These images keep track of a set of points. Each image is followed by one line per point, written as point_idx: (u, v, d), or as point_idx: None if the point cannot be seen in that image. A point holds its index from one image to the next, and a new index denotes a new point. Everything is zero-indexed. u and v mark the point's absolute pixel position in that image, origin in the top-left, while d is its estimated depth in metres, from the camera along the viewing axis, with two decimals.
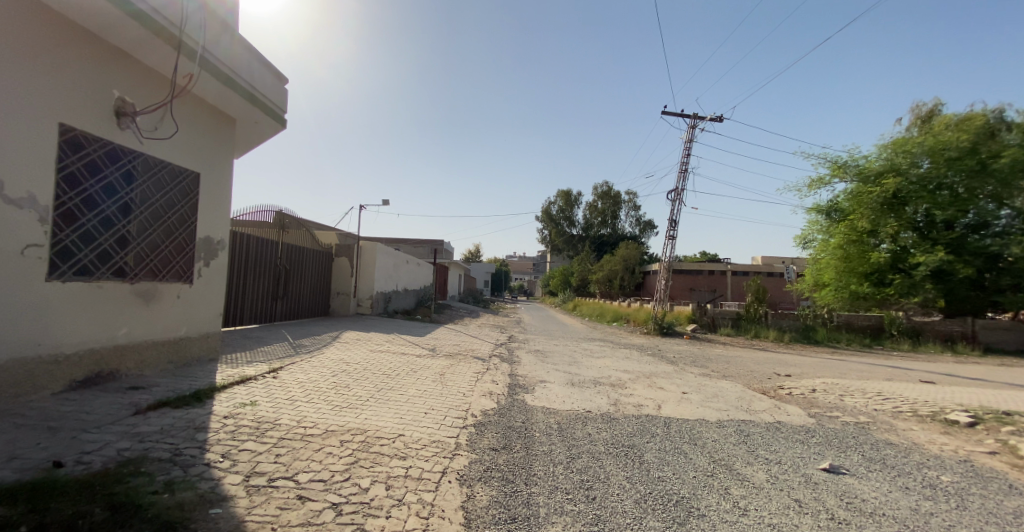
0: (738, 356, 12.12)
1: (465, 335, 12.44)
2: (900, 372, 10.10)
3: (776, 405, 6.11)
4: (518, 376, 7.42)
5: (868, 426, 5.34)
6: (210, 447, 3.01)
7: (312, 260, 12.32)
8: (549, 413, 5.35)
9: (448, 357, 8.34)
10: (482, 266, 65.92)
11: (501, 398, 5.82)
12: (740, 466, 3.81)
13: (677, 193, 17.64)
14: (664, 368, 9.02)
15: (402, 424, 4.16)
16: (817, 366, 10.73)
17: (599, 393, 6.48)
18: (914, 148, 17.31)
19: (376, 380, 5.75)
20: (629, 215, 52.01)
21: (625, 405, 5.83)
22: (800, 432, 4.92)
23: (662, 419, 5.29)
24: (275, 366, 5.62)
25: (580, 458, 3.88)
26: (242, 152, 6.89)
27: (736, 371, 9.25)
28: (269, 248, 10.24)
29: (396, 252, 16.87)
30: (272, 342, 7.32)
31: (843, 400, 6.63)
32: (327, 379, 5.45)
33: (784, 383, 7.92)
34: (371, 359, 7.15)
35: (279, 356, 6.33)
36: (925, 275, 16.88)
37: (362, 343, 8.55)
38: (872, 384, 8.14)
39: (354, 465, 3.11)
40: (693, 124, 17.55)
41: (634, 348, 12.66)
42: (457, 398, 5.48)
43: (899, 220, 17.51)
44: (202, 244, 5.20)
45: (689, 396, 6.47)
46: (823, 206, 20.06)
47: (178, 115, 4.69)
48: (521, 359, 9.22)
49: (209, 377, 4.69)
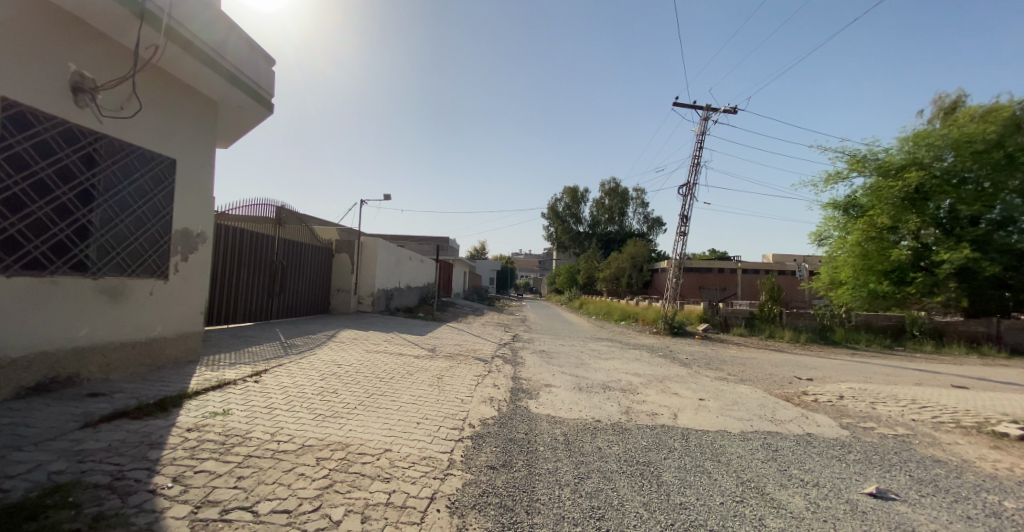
0: (754, 358, 11.56)
1: (468, 335, 12.01)
2: (928, 376, 9.51)
3: (804, 414, 5.59)
4: (522, 379, 6.96)
5: (908, 439, 4.81)
6: (161, 470, 2.61)
7: (310, 256, 11.95)
8: (555, 422, 4.89)
9: (448, 358, 7.90)
10: (488, 264, 65.61)
11: (503, 405, 5.38)
12: (773, 491, 3.34)
13: (688, 188, 17.04)
14: (677, 371, 8.53)
15: (391, 438, 3.73)
16: (838, 368, 10.16)
17: (609, 399, 6.01)
18: (937, 140, 16.55)
19: (368, 385, 5.34)
20: (637, 212, 51.27)
21: (637, 414, 5.35)
22: (835, 448, 4.40)
23: (680, 430, 4.81)
24: (259, 369, 5.21)
25: (590, 479, 3.41)
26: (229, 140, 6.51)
27: (754, 374, 8.72)
28: (264, 243, 9.89)
29: (398, 248, 16.50)
30: (262, 342, 6.94)
31: (875, 408, 6.09)
32: (314, 383, 5.04)
33: (807, 388, 7.38)
34: (365, 361, 6.73)
35: (267, 357, 5.93)
36: (949, 273, 16.08)
37: (358, 342, 8.15)
38: (901, 390, 7.57)
39: (327, 490, 2.68)
40: (705, 116, 16.91)
41: (644, 348, 12.18)
42: (454, 405, 5.05)
43: (921, 216, 16.75)
44: (180, 236, 4.82)
45: (707, 403, 5.97)
46: (840, 201, 19.41)
47: (147, 95, 4.30)
48: (526, 360, 8.78)
49: (183, 382, 4.30)
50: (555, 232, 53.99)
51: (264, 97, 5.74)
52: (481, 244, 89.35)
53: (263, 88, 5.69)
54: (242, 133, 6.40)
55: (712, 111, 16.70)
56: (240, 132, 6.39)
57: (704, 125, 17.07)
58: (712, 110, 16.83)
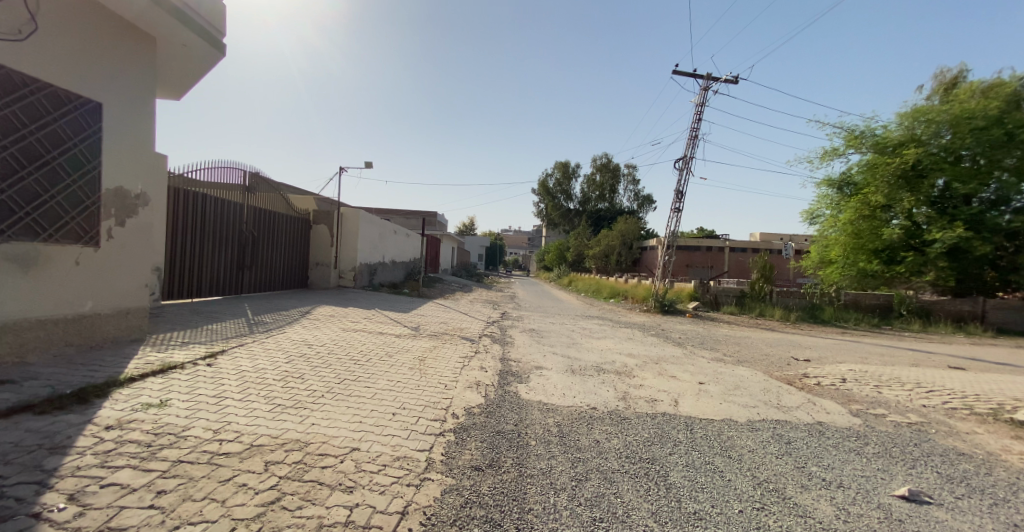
0: (747, 337, 11.32)
1: (455, 312, 11.51)
2: (921, 356, 9.37)
3: (810, 400, 5.25)
4: (511, 360, 6.51)
5: (923, 428, 4.50)
6: (55, 484, 2.03)
7: (284, 226, 11.16)
8: (548, 411, 4.45)
9: (432, 337, 7.42)
10: (477, 240, 65.03)
11: (490, 390, 4.91)
12: (795, 494, 2.95)
13: (685, 162, 16.45)
14: (672, 352, 8.19)
15: (359, 433, 3.22)
16: (833, 348, 9.98)
17: (604, 382, 5.61)
18: (937, 116, 16.20)
19: (339, 369, 4.81)
20: (628, 189, 50.65)
21: (636, 400, 4.94)
22: (850, 438, 4.05)
23: (682, 418, 4.42)
24: (214, 350, 4.62)
25: (589, 481, 2.98)
26: (175, 83, 5.79)
27: (750, 355, 8.42)
28: (232, 212, 9.13)
29: (382, 221, 15.75)
30: (225, 319, 6.31)
31: (881, 392, 5.79)
32: (277, 367, 4.48)
33: (808, 370, 7.09)
34: (340, 341, 6.18)
35: (228, 335, 5.35)
36: (939, 253, 15.98)
37: (335, 320, 7.57)
38: (902, 371, 7.34)
39: (271, 507, 2.14)
40: (705, 86, 16.17)
41: (636, 327, 11.86)
42: (436, 391, 4.57)
43: (915, 195, 16.49)
44: (114, 196, 4.16)
45: (707, 388, 5.59)
46: (834, 179, 19.09)
47: (54, 19, 3.57)
48: (515, 339, 8.33)
49: (119, 366, 3.71)
50: (545, 209, 53.30)
51: (214, 36, 5.03)
52: (470, 221, 88.40)
53: (212, 25, 4.97)
54: (193, 77, 5.69)
55: (712, 81, 15.97)
56: (191, 75, 5.69)
57: (704, 95, 16.33)
58: (712, 80, 16.10)
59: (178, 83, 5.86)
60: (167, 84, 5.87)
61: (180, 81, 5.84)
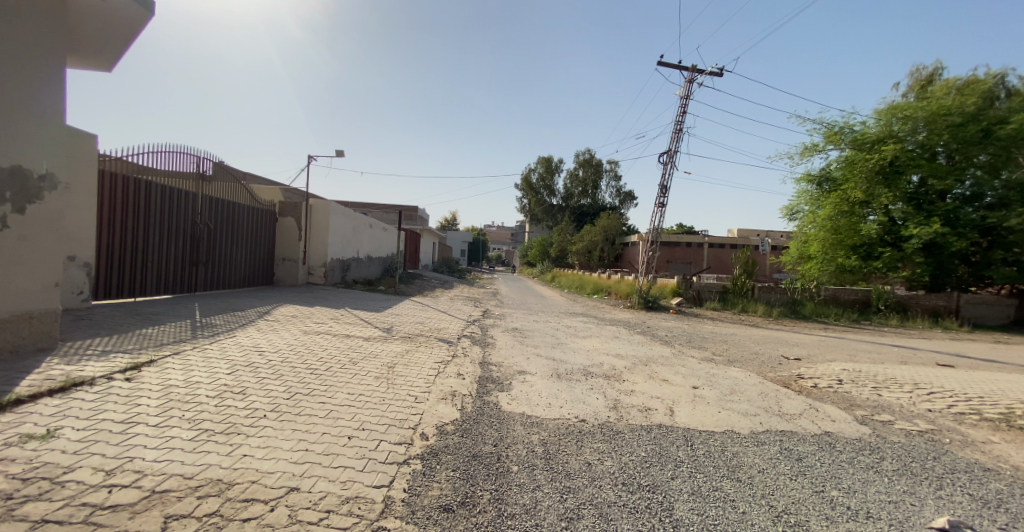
0: (734, 334, 11.05)
1: (433, 311, 10.89)
2: (908, 353, 9.23)
3: (812, 406, 4.89)
4: (492, 365, 5.98)
5: (935, 437, 4.18)
6: None
7: (245, 219, 10.33)
8: (532, 426, 3.93)
9: (406, 340, 6.81)
10: (458, 235, 64.03)
11: (466, 402, 4.37)
12: (823, 529, 2.51)
13: (669, 155, 16.17)
14: (660, 351, 7.80)
15: (302, 467, 2.63)
16: (821, 345, 9.78)
17: (593, 389, 5.12)
18: (914, 113, 16.38)
19: (293, 382, 4.17)
20: (610, 185, 50.52)
21: (628, 410, 4.47)
22: (864, 453, 3.68)
23: (680, 431, 3.96)
24: (140, 360, 3.94)
25: (582, 521, 2.47)
26: (98, 43, 5.18)
27: (740, 354, 8.10)
28: (184, 203, 8.31)
29: (356, 215, 14.94)
30: (167, 321, 5.58)
31: (882, 396, 5.47)
32: (215, 380, 3.83)
33: (802, 370, 6.78)
34: (299, 345, 5.53)
35: (163, 342, 4.64)
36: (916, 248, 16.15)
37: (298, 322, 6.88)
38: (896, 370, 7.11)
39: None
40: (691, 77, 15.91)
41: (622, 325, 11.49)
42: (403, 405, 4.00)
43: (892, 190, 16.59)
44: (9, 177, 3.60)
45: (702, 393, 5.19)
46: (814, 175, 19.16)
47: None
48: (496, 340, 7.80)
49: (6, 385, 3.02)
50: (527, 204, 52.84)
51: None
52: (451, 216, 87.24)
53: None
54: (126, 39, 5.11)
55: (698, 72, 15.73)
56: (118, 38, 5.08)
57: (689, 87, 16.07)
58: (698, 72, 15.85)
59: (105, 46, 5.26)
60: (94, 46, 5.26)
61: (106, 44, 5.23)
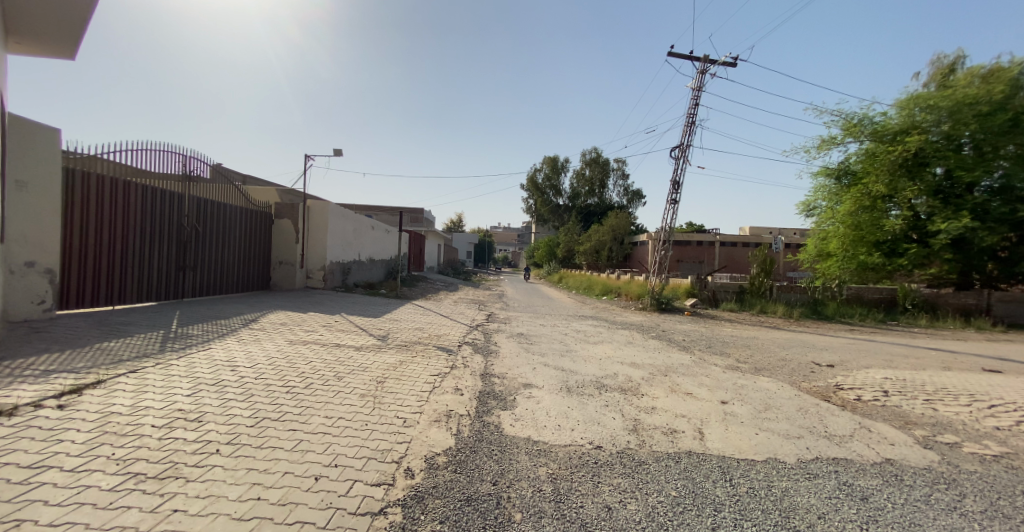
0: (755, 338, 10.31)
1: (435, 315, 10.34)
2: (949, 357, 8.42)
3: (862, 425, 4.22)
4: (494, 377, 5.40)
5: (1014, 464, 3.48)
6: None
7: (236, 222, 9.87)
8: (537, 456, 3.33)
9: (402, 349, 6.27)
10: (465, 238, 63.80)
11: (464, 425, 3.79)
12: None
13: (681, 150, 15.50)
14: (679, 359, 7.14)
15: (246, 526, 2.07)
16: (851, 349, 9.03)
17: (608, 406, 4.52)
18: (939, 102, 15.41)
19: (264, 405, 3.63)
20: (617, 184, 49.61)
21: (650, 433, 3.86)
22: (939, 487, 3.01)
23: (714, 461, 3.34)
24: (85, 383, 3.50)
25: None
26: (39, 11, 4.90)
27: (766, 360, 7.40)
28: (168, 205, 7.85)
29: (356, 216, 14.50)
30: (138, 334, 5.16)
31: (937, 410, 4.77)
32: (168, 406, 3.35)
33: (838, 380, 6.08)
34: (281, 357, 5.03)
35: (123, 359, 4.21)
36: (944, 244, 15.19)
37: (285, 330, 6.39)
38: (942, 378, 6.36)
39: None
40: (702, 68, 15.24)
41: (635, 328, 10.83)
42: (389, 431, 3.44)
43: (918, 184, 15.66)
44: None
45: (733, 410, 4.55)
46: (832, 169, 18.28)
47: None
48: (500, 348, 7.20)
49: None
50: (534, 204, 52.21)
51: None
52: (457, 217, 86.89)
53: None
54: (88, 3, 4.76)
55: (709, 63, 15.05)
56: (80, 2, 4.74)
57: (700, 79, 15.38)
58: (710, 62, 15.14)
59: (47, 15, 4.99)
60: (38, 17, 5.03)
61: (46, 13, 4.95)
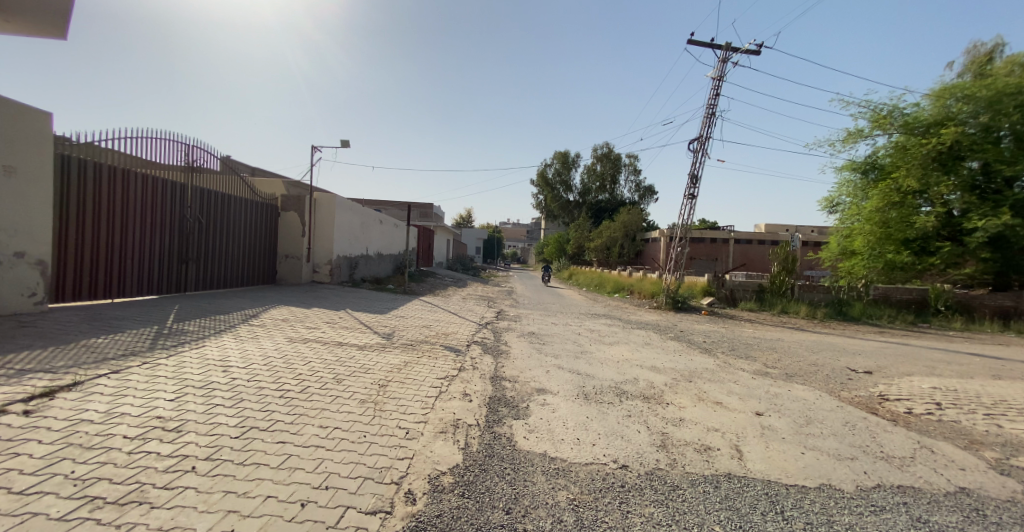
0: (781, 340, 9.75)
1: (443, 312, 9.98)
2: (993, 364, 7.80)
3: (922, 444, 3.73)
4: (505, 380, 5.02)
5: None
6: None
7: (240, 214, 9.58)
8: (556, 476, 2.93)
9: (407, 348, 5.91)
10: (474, 233, 63.51)
11: (472, 437, 3.40)
12: None
13: (699, 143, 14.89)
14: (702, 363, 6.66)
15: None
16: (885, 353, 8.45)
17: (632, 417, 4.10)
18: (978, 92, 14.50)
19: (253, 412, 3.27)
20: (629, 179, 48.75)
21: (681, 450, 3.43)
22: None
23: (759, 487, 2.90)
24: (60, 385, 3.18)
25: None
26: None
27: (797, 366, 6.87)
28: (169, 196, 7.56)
29: (364, 209, 14.23)
30: (130, 329, 4.88)
31: (1004, 428, 4.24)
32: (147, 412, 3.01)
33: (882, 389, 5.56)
34: (278, 357, 4.70)
35: (108, 358, 3.91)
36: (981, 243, 14.36)
37: (286, 326, 6.08)
38: (995, 388, 5.80)
39: None
40: (723, 57, 14.58)
41: (652, 328, 10.34)
42: (389, 445, 3.07)
43: (954, 179, 14.78)
44: None
45: (771, 424, 4.09)
46: (858, 163, 17.47)
47: None
48: (511, 348, 6.80)
49: None
50: (544, 200, 51.59)
51: None
52: (466, 213, 86.59)
53: None
54: None
55: (731, 52, 14.38)
56: None
57: (721, 68, 14.72)
58: (731, 50, 14.47)
59: None
60: None
61: None
